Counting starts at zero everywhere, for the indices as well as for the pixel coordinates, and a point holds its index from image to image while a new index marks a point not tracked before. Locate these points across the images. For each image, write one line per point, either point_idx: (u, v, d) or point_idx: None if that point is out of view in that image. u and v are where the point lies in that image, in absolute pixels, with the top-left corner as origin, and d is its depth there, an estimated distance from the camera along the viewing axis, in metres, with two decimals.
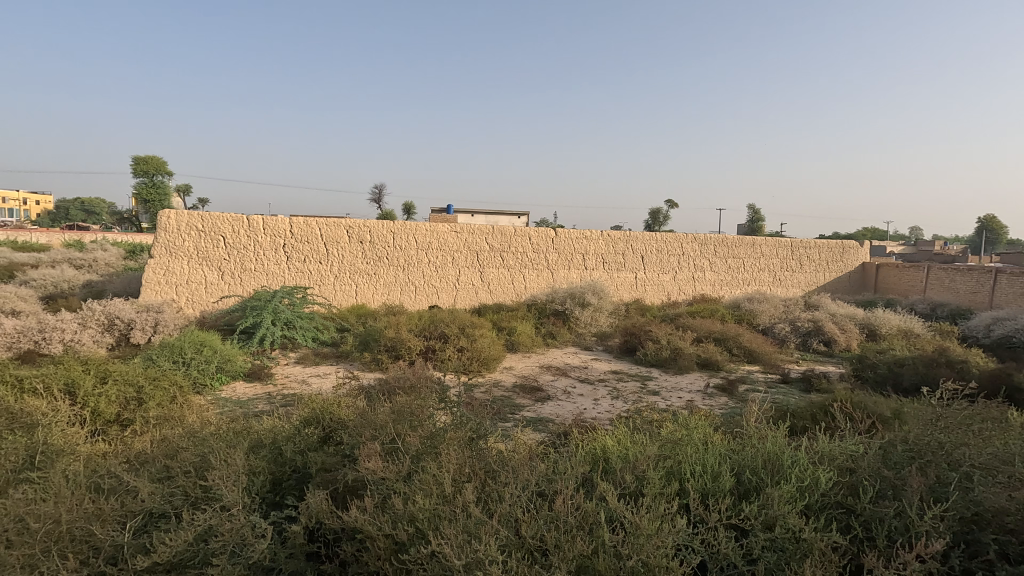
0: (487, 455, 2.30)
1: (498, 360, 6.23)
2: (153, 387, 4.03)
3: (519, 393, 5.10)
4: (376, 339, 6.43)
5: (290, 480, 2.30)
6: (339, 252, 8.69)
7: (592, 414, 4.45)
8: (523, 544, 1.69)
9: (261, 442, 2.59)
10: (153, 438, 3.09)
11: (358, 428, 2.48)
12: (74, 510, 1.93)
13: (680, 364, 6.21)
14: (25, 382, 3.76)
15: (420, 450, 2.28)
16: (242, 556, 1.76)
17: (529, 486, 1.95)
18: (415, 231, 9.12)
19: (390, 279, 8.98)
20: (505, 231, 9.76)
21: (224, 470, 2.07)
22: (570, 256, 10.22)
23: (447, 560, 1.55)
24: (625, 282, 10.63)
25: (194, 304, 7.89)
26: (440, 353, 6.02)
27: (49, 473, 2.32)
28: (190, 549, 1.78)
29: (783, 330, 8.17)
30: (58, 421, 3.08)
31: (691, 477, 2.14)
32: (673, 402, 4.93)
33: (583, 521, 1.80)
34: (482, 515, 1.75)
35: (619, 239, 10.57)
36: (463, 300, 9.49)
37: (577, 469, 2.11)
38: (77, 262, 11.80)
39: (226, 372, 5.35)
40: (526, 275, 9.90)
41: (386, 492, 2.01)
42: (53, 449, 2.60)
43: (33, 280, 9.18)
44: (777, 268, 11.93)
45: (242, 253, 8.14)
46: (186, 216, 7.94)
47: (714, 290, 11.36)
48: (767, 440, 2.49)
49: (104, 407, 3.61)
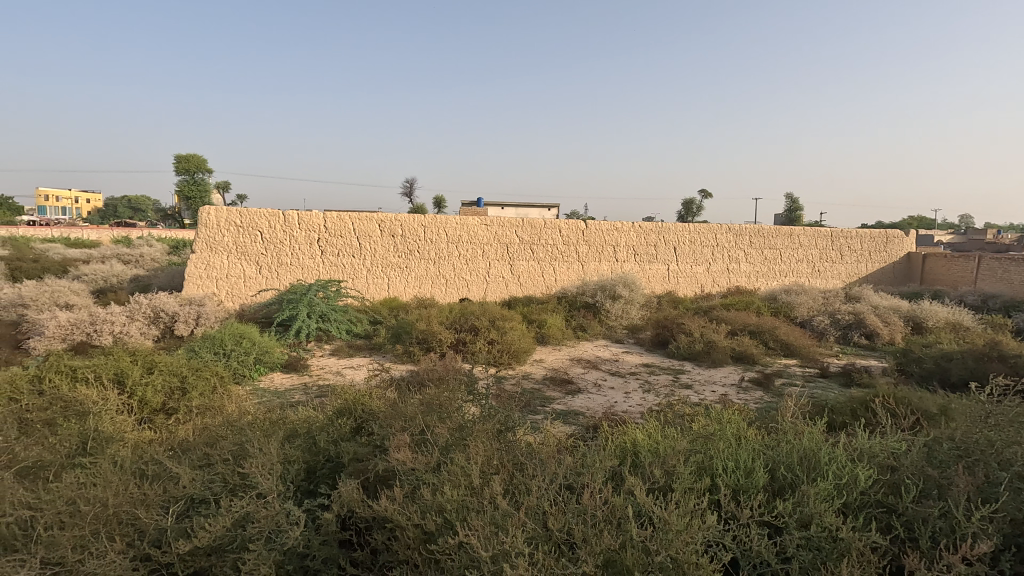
0: (516, 448, 2.29)
1: (529, 352, 6.23)
2: (196, 377, 4.17)
3: (550, 385, 5.10)
4: (408, 331, 6.55)
5: (324, 469, 2.35)
6: (371, 246, 8.83)
7: (624, 408, 4.40)
8: (550, 537, 1.68)
9: (295, 432, 2.65)
10: (195, 427, 3.23)
11: (388, 420, 2.52)
12: (121, 495, 2.01)
13: (713, 358, 6.09)
14: (77, 372, 3.94)
15: (450, 442, 2.29)
16: (278, 542, 1.81)
17: (557, 480, 1.94)
18: (446, 224, 9.20)
19: (421, 272, 9.07)
20: (534, 224, 9.71)
21: (260, 458, 2.13)
22: (601, 248, 10.12)
23: (474, 551, 1.57)
24: (657, 274, 10.45)
25: (234, 298, 8.16)
26: (471, 346, 6.08)
27: (98, 459, 2.43)
28: (229, 534, 1.84)
29: (822, 323, 7.97)
30: (107, 410, 3.27)
31: (723, 473, 2.10)
32: (706, 396, 4.84)
33: (611, 515, 1.79)
34: (510, 507, 1.76)
35: (651, 231, 10.41)
36: (494, 293, 9.48)
37: (605, 463, 2.09)
38: (125, 258, 12.39)
39: (265, 363, 5.52)
40: (556, 268, 9.82)
41: (416, 482, 2.04)
42: (104, 436, 2.74)
43: (85, 275, 9.66)
44: (817, 258, 11.54)
45: (279, 247, 8.37)
46: (225, 211, 8.22)
47: (749, 282, 11.07)
48: (804, 434, 2.41)
49: (151, 396, 3.79)
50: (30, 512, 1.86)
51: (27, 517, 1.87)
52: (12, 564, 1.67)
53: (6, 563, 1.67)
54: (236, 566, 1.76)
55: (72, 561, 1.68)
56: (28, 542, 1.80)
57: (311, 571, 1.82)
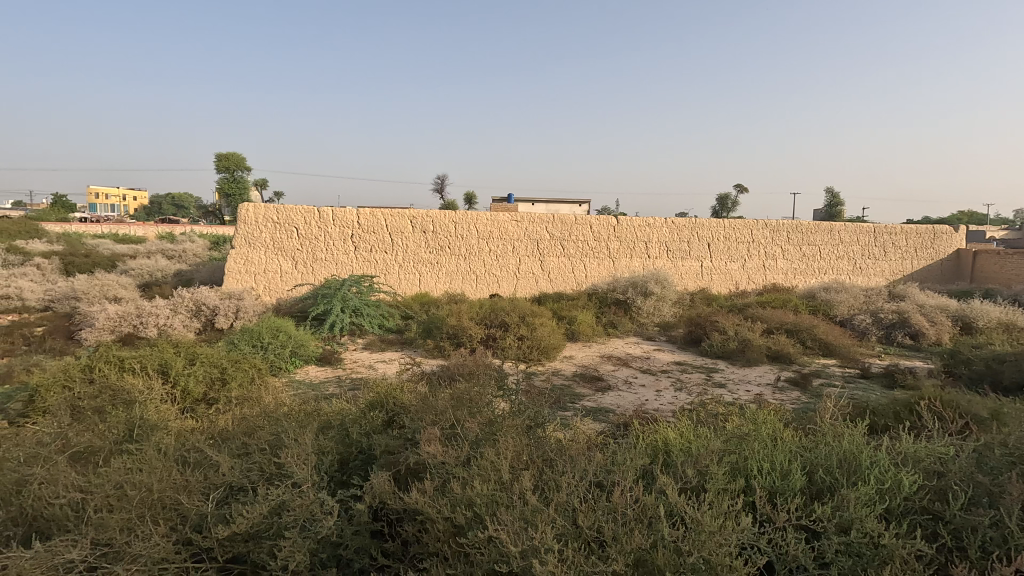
0: (546, 444, 2.29)
1: (559, 349, 6.21)
2: (235, 368, 4.30)
3: (580, 382, 5.07)
4: (439, 326, 6.62)
5: (357, 461, 2.40)
6: (403, 242, 8.94)
7: (654, 406, 4.34)
8: (580, 535, 1.67)
9: (328, 424, 2.71)
10: (234, 417, 3.34)
11: (419, 414, 2.55)
12: (165, 480, 2.09)
13: (748, 357, 5.96)
14: (125, 361, 4.11)
15: (480, 436, 2.31)
16: (312, 531, 1.85)
17: (587, 477, 1.93)
18: (477, 220, 9.24)
19: (452, 267, 9.14)
20: (565, 220, 9.66)
21: (296, 449, 2.18)
22: (633, 244, 10.00)
23: (504, 546, 1.58)
24: (690, 271, 10.27)
25: (271, 292, 8.39)
26: (501, 341, 6.10)
27: (143, 446, 2.54)
28: (266, 521, 1.89)
29: (863, 322, 7.69)
30: (153, 399, 3.41)
31: (758, 474, 2.05)
32: (740, 395, 4.74)
33: (642, 514, 1.77)
34: (539, 503, 1.76)
35: (684, 227, 10.23)
36: (524, 289, 9.47)
37: (636, 461, 2.07)
38: (170, 253, 12.87)
39: (300, 356, 5.66)
40: (587, 264, 9.74)
41: (446, 475, 2.06)
42: (149, 424, 2.86)
43: (132, 270, 10.08)
44: (859, 255, 11.13)
45: (314, 243, 8.57)
46: (263, 208, 8.46)
47: (786, 279, 10.76)
48: (844, 436, 2.34)
49: (193, 386, 3.93)
50: (82, 495, 1.95)
51: (79, 499, 1.96)
52: (65, 544, 1.75)
53: (60, 542, 1.75)
54: (272, 553, 1.81)
55: (120, 542, 1.75)
56: (79, 522, 1.89)
57: (344, 560, 1.86)
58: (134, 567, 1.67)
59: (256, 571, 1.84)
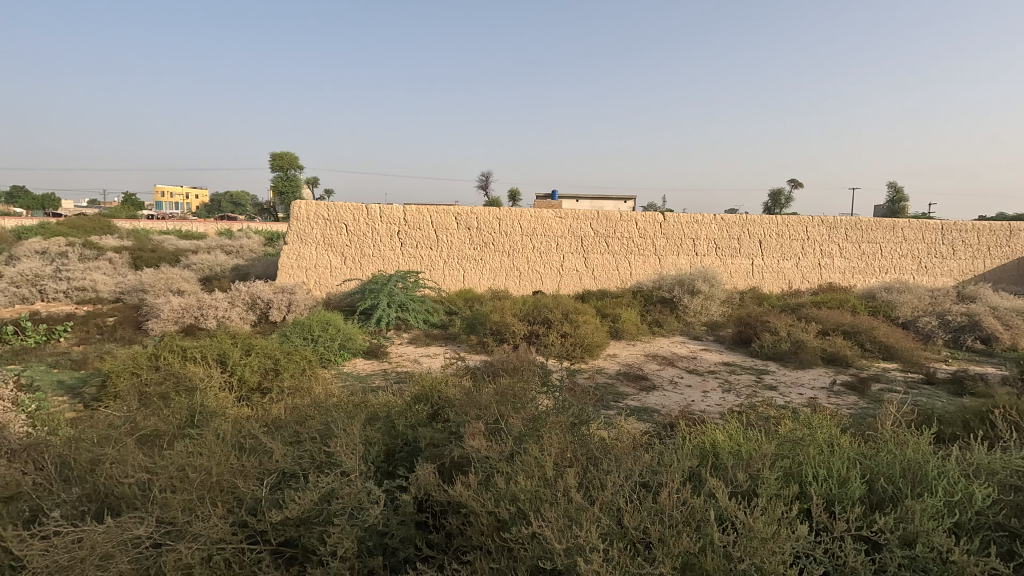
0: (590, 442, 2.27)
1: (602, 346, 6.15)
2: (287, 360, 4.47)
3: (623, 381, 5.01)
4: (482, 322, 6.67)
5: (402, 452, 2.45)
6: (448, 238, 9.06)
7: (701, 408, 4.23)
8: (625, 535, 1.65)
9: (375, 415, 2.78)
10: (287, 406, 3.47)
11: (464, 408, 2.58)
12: (223, 464, 2.19)
13: (801, 359, 5.72)
14: (187, 350, 4.35)
15: (524, 432, 2.31)
16: (360, 519, 1.90)
17: (633, 477, 1.90)
18: (520, 217, 9.25)
19: (495, 264, 9.19)
20: (610, 216, 9.54)
21: (344, 438, 2.24)
22: (680, 241, 9.77)
23: (548, 543, 1.58)
24: (740, 269, 9.95)
25: (321, 287, 8.68)
26: (544, 338, 6.09)
27: (204, 431, 2.67)
28: (316, 508, 1.95)
29: (929, 325, 7.25)
30: (212, 386, 3.59)
31: (813, 481, 1.97)
32: (792, 398, 4.56)
33: (690, 517, 1.72)
34: (584, 502, 1.75)
35: (734, 223, 9.92)
36: (567, 286, 9.41)
37: (683, 463, 2.02)
38: (228, 249, 13.49)
39: (348, 349, 5.83)
40: (632, 261, 9.59)
41: (490, 470, 2.07)
42: (209, 410, 3.01)
43: (194, 264, 10.63)
44: (925, 254, 10.49)
45: (362, 239, 8.80)
46: (314, 205, 8.75)
47: (844, 279, 10.26)
48: (909, 445, 2.21)
49: (249, 375, 4.12)
50: (148, 475, 2.07)
51: (145, 479, 2.08)
52: (133, 520, 1.86)
53: (129, 518, 1.86)
54: (322, 538, 1.87)
55: (182, 521, 1.85)
56: (145, 501, 2.00)
57: (390, 549, 1.90)
58: (195, 545, 1.76)
59: (307, 555, 1.90)
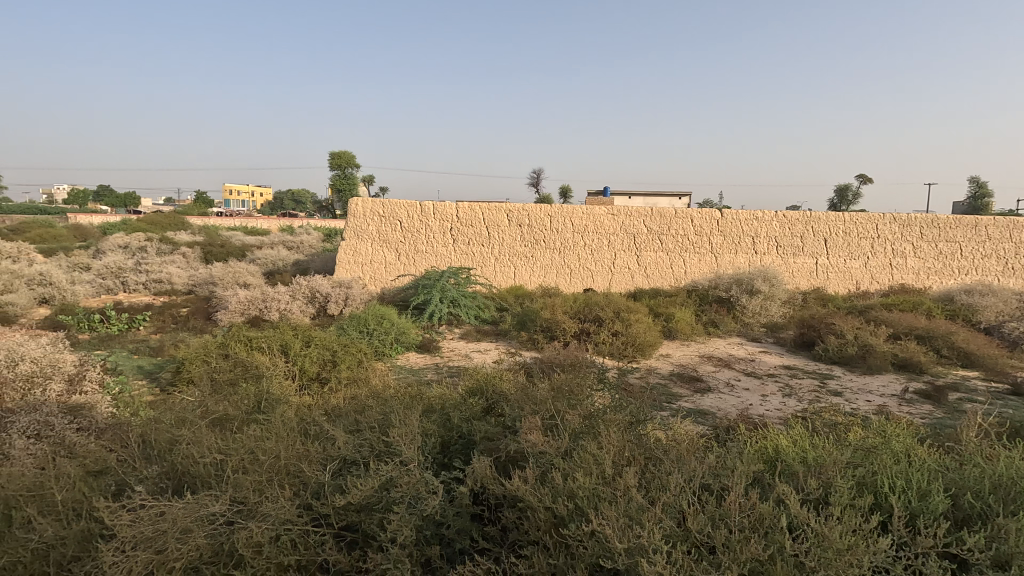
0: (648, 442, 2.23)
1: (655, 346, 6.03)
2: (345, 352, 4.62)
3: (676, 382, 4.89)
4: (533, 319, 6.67)
5: (457, 445, 2.48)
6: (499, 235, 9.11)
7: (760, 412, 4.07)
8: (688, 537, 1.61)
9: (431, 407, 2.83)
10: (345, 396, 3.59)
11: (518, 403, 2.59)
12: (289, 449, 2.29)
13: (869, 364, 5.40)
14: (253, 340, 4.57)
15: (580, 429, 2.29)
16: (418, 508, 1.94)
17: (695, 479, 1.86)
18: (572, 214, 9.19)
19: (546, 261, 9.17)
20: (664, 213, 9.32)
21: (403, 429, 2.29)
22: (737, 239, 9.43)
23: (608, 541, 1.56)
24: (803, 268, 9.50)
25: (376, 282, 8.93)
26: (595, 336, 6.03)
27: (270, 417, 2.81)
28: (376, 495, 2.01)
29: (1016, 331, 6.68)
30: (276, 375, 3.76)
31: (891, 492, 1.86)
32: (860, 405, 4.31)
33: (757, 523, 1.67)
34: (644, 502, 1.72)
35: (796, 221, 9.48)
36: (619, 284, 9.26)
37: (748, 467, 1.95)
38: (290, 245, 14.08)
39: (402, 343, 5.97)
40: (687, 259, 9.33)
41: (546, 465, 2.07)
42: (274, 397, 3.16)
43: (259, 259, 11.17)
44: (1013, 254, 9.66)
45: (416, 236, 9.00)
46: (371, 203, 9.02)
47: (918, 280, 9.61)
48: (1000, 460, 2.04)
49: (309, 366, 4.29)
50: (221, 457, 2.19)
51: (219, 460, 2.20)
52: (209, 498, 1.97)
53: (205, 495, 1.98)
54: (382, 525, 1.92)
55: (253, 501, 1.95)
56: (219, 480, 2.12)
57: (446, 539, 1.94)
58: (265, 525, 1.84)
59: (367, 541, 1.96)
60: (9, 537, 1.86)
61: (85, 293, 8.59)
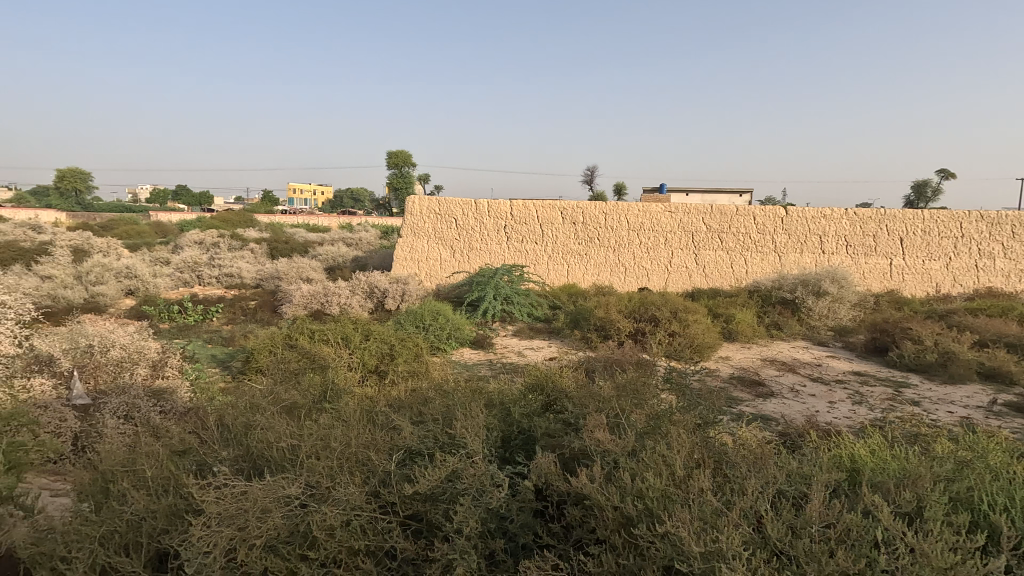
0: (717, 446, 2.17)
1: (713, 348, 5.85)
2: (402, 346, 4.73)
3: (737, 386, 4.72)
4: (587, 317, 6.61)
5: (518, 440, 2.49)
6: (553, 232, 9.09)
7: (828, 419, 3.87)
8: (767, 545, 1.55)
9: (491, 402, 2.85)
10: (403, 389, 3.68)
11: (581, 401, 2.57)
12: (357, 438, 2.36)
13: (952, 373, 5.03)
14: (317, 333, 4.76)
15: (646, 430, 2.25)
16: (483, 501, 1.96)
17: (773, 485, 1.78)
18: (628, 211, 9.04)
19: (601, 259, 9.06)
20: (724, 211, 9.01)
21: (467, 422, 2.32)
22: (803, 238, 8.99)
23: (683, 545, 1.52)
24: (876, 269, 8.95)
25: (432, 278, 9.12)
26: (651, 336, 5.91)
27: (336, 406, 2.92)
28: (442, 486, 2.04)
29: None
30: (338, 367, 3.90)
31: (993, 511, 1.72)
32: (941, 416, 4.02)
33: (843, 534, 1.58)
34: (720, 507, 1.67)
35: (869, 218, 8.93)
36: (676, 283, 9.03)
37: (830, 475, 1.86)
38: (349, 241, 14.57)
39: (456, 339, 6.06)
40: (748, 258, 8.98)
41: (612, 464, 2.04)
42: (338, 388, 3.29)
43: (321, 255, 11.62)
44: None
45: (470, 233, 9.12)
46: (427, 201, 9.22)
47: (1008, 283, 8.84)
48: None
49: (369, 359, 4.42)
50: (295, 442, 2.29)
51: (292, 445, 2.30)
52: (285, 480, 2.07)
53: (282, 477, 2.07)
54: (448, 516, 1.95)
55: (326, 486, 2.02)
56: (293, 464, 2.22)
57: (510, 533, 1.95)
58: (337, 509, 1.90)
59: (433, 531, 1.99)
60: (107, 508, 2.02)
61: (165, 286, 9.22)
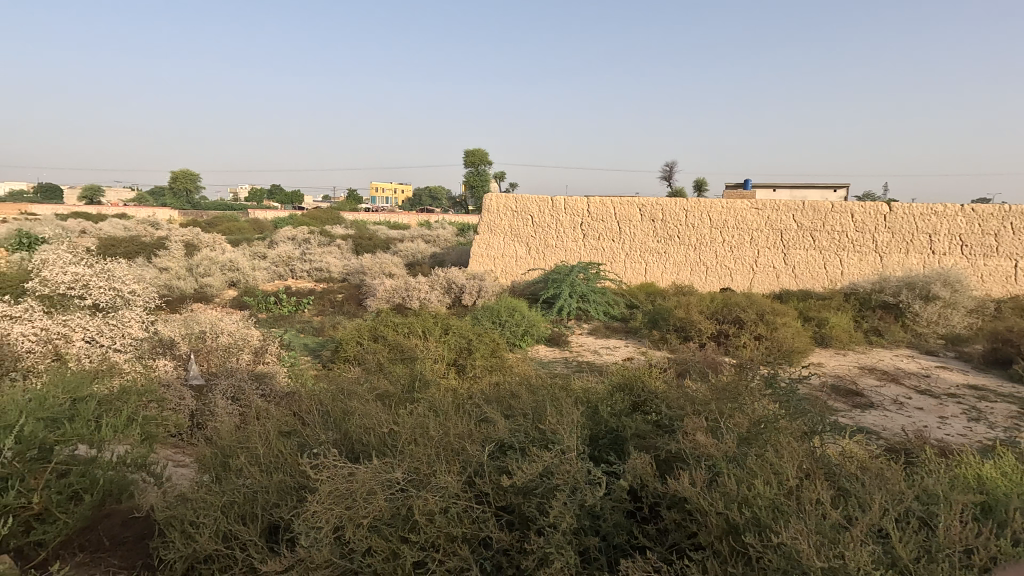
0: (829, 457, 2.04)
1: (803, 353, 5.51)
2: (480, 341, 4.81)
3: (832, 395, 4.42)
4: (666, 318, 6.44)
5: (607, 440, 2.46)
6: (631, 230, 8.93)
7: (940, 437, 3.52)
8: (895, 566, 1.44)
9: (578, 400, 2.84)
10: (483, 383, 3.76)
11: (674, 403, 2.50)
12: (451, 428, 2.43)
13: None
14: (401, 326, 4.96)
15: (748, 436, 2.16)
16: (577, 497, 1.96)
17: (900, 503, 1.65)
18: (711, 208, 8.69)
19: (681, 257, 8.77)
20: (818, 207, 8.44)
21: (560, 418, 2.33)
22: (909, 237, 8.18)
23: (801, 558, 1.45)
24: (998, 272, 7.90)
25: (507, 275, 9.25)
26: (734, 340, 5.66)
27: (424, 397, 3.02)
28: (537, 480, 2.05)
29: None
30: (421, 359, 4.04)
31: None
32: None
33: (986, 562, 1.44)
34: (840, 521, 1.57)
35: (991, 215, 7.92)
36: (762, 284, 8.55)
37: (967, 497, 1.70)
38: (429, 238, 15.02)
39: (532, 336, 6.09)
40: (844, 258, 8.34)
41: (712, 469, 1.98)
42: (424, 379, 3.42)
43: (402, 251, 12.09)
44: None
45: (546, 231, 9.17)
46: (505, 199, 9.38)
47: None
48: None
49: (449, 352, 4.55)
50: (393, 428, 2.39)
51: (390, 432, 2.41)
52: (386, 464, 2.17)
53: (383, 461, 2.17)
54: (542, 509, 1.97)
55: (424, 472, 2.10)
56: (392, 449, 2.32)
57: (605, 532, 1.93)
58: (436, 496, 1.97)
59: (526, 524, 2.02)
60: (227, 480, 2.22)
61: (263, 278, 9.97)
